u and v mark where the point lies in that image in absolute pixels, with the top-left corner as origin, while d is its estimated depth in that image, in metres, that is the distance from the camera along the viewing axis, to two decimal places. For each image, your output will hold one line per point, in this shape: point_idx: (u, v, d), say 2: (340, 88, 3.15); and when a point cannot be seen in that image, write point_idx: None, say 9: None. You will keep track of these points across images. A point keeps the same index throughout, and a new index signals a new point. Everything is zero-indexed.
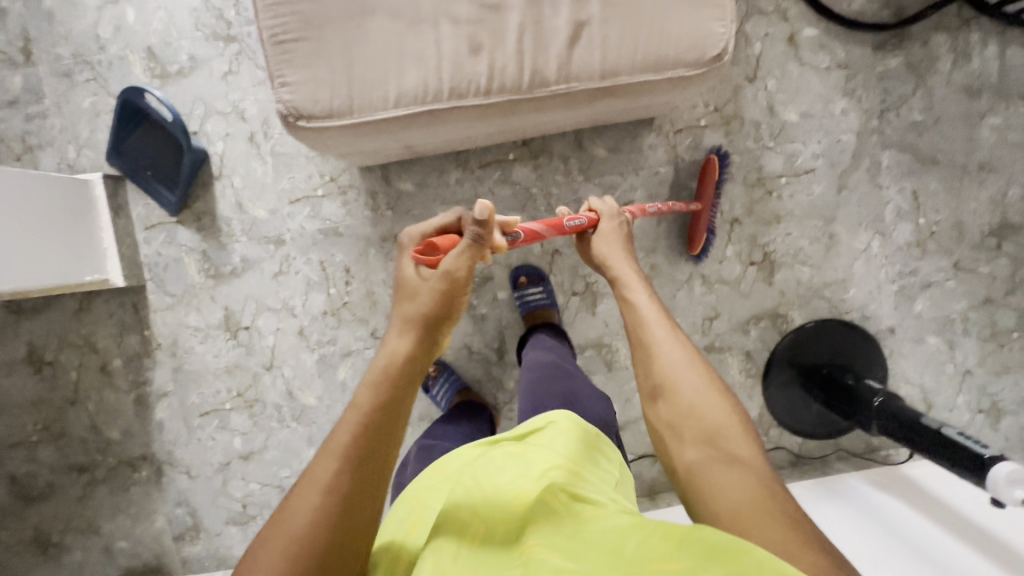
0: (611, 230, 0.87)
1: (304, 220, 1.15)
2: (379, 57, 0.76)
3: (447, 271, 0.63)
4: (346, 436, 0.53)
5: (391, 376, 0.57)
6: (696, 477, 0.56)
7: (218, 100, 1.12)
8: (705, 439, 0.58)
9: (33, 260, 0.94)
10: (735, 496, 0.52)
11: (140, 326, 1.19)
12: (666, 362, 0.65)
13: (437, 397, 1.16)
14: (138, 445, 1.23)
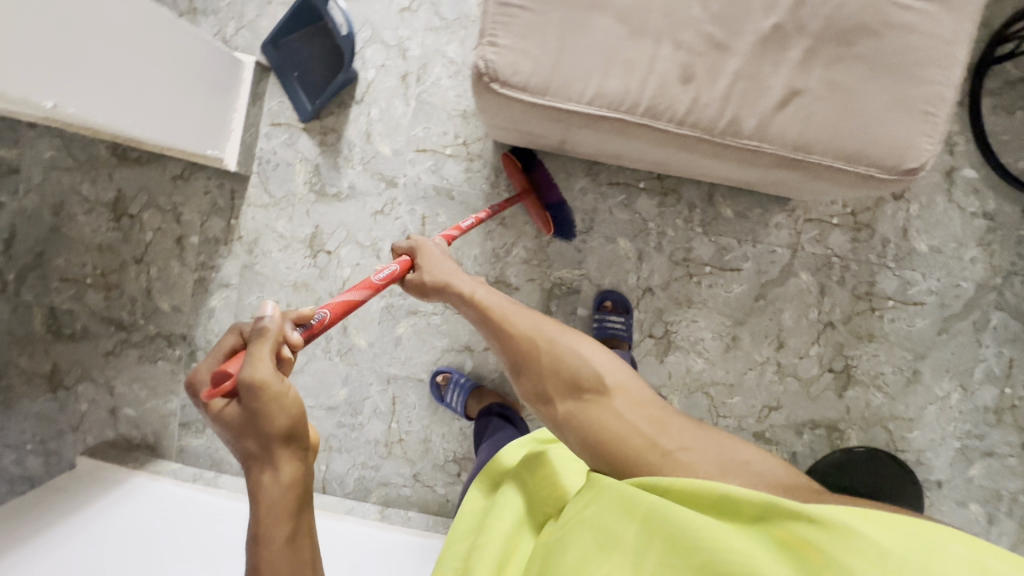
0: (434, 253, 0.88)
1: (422, 172, 1.15)
2: (591, 51, 0.76)
3: (249, 384, 0.52)
4: (273, 556, 0.51)
5: (273, 495, 0.52)
6: (541, 372, 0.69)
7: (386, 31, 1.13)
8: (564, 378, 0.67)
9: (179, 118, 0.94)
10: (579, 371, 0.67)
11: (229, 213, 1.19)
12: (502, 319, 0.75)
13: (449, 402, 1.17)
14: (182, 323, 1.22)
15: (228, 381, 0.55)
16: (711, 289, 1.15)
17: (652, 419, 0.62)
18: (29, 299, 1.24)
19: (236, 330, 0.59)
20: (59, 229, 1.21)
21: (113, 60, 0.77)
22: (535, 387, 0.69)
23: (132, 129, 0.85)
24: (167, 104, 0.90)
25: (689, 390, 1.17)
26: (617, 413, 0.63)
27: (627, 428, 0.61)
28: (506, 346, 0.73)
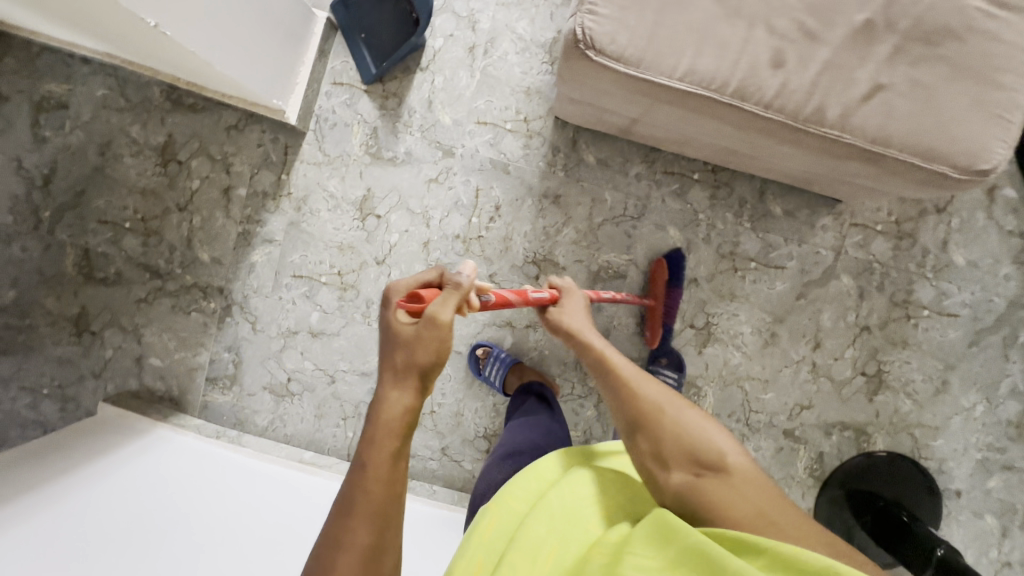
0: (574, 305, 0.83)
1: (481, 144, 1.16)
2: (687, 28, 0.77)
3: (432, 316, 0.51)
4: (378, 465, 0.49)
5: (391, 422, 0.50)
6: (659, 433, 0.60)
7: (459, 3, 1.14)
8: (688, 446, 0.59)
9: (261, 66, 0.97)
10: (703, 443, 0.59)
11: (281, 168, 1.18)
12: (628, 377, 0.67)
13: (488, 376, 1.17)
14: (220, 276, 1.21)
15: (416, 304, 0.55)
16: (754, 285, 1.17)
17: (778, 505, 0.54)
18: (63, 239, 1.20)
19: (439, 271, 0.60)
20: (104, 169, 1.20)
21: (226, 18, 0.82)
22: (648, 446, 0.60)
23: (218, 62, 0.85)
24: (249, 43, 0.91)
25: (724, 382, 1.18)
26: (741, 494, 0.54)
27: (748, 508, 0.53)
28: (622, 400, 0.65)
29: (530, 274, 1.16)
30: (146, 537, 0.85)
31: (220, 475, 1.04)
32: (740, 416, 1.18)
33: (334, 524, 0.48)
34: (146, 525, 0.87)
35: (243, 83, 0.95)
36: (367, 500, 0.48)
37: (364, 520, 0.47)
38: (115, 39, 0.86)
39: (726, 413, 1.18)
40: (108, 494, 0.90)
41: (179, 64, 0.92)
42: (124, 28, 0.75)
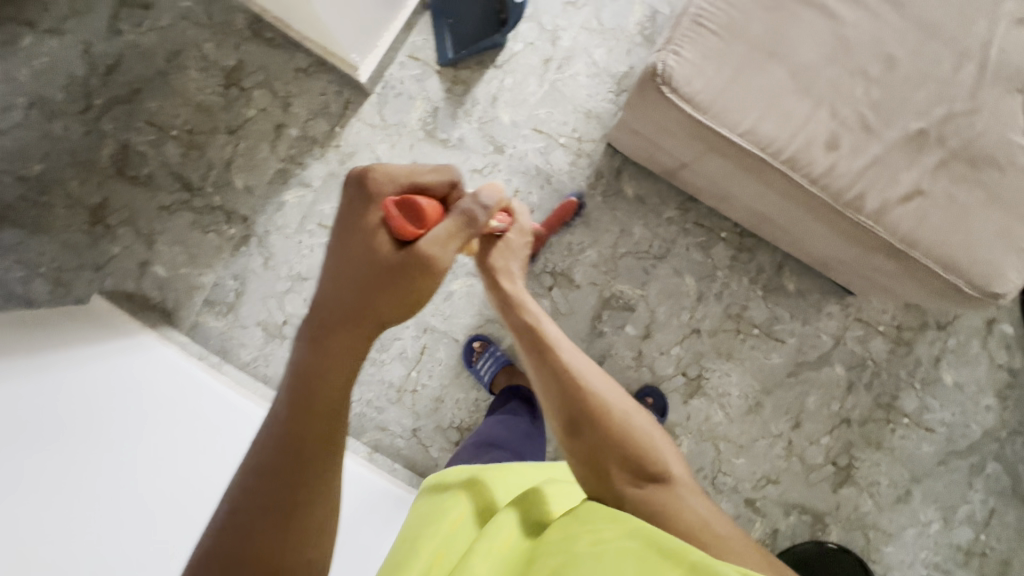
0: (518, 243, 0.75)
1: (531, 150, 1.20)
2: (757, 91, 0.83)
3: (423, 253, 0.55)
4: (315, 424, 0.53)
5: (342, 367, 0.54)
6: (605, 438, 0.60)
7: (546, 16, 1.20)
8: (633, 459, 0.59)
9: (352, 26, 1.03)
10: (648, 452, 0.60)
11: (337, 120, 1.21)
12: (568, 362, 0.64)
13: (479, 370, 1.19)
14: (248, 205, 1.22)
15: (411, 225, 0.55)
16: (751, 351, 1.20)
17: (713, 512, 0.59)
18: (107, 129, 1.22)
19: (450, 179, 0.60)
20: (167, 75, 1.22)
21: None
22: (589, 450, 0.60)
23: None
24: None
25: (701, 436, 1.20)
26: (689, 508, 0.57)
27: (695, 519, 0.57)
28: (549, 367, 0.64)
29: (544, 284, 1.19)
30: (99, 437, 0.80)
31: (193, 396, 1.03)
32: (708, 474, 1.20)
33: (271, 492, 0.50)
34: (110, 419, 0.85)
35: (326, 25, 0.97)
36: (303, 454, 0.51)
37: (300, 484, 0.51)
38: None
39: (695, 467, 1.19)
40: (78, 379, 0.89)
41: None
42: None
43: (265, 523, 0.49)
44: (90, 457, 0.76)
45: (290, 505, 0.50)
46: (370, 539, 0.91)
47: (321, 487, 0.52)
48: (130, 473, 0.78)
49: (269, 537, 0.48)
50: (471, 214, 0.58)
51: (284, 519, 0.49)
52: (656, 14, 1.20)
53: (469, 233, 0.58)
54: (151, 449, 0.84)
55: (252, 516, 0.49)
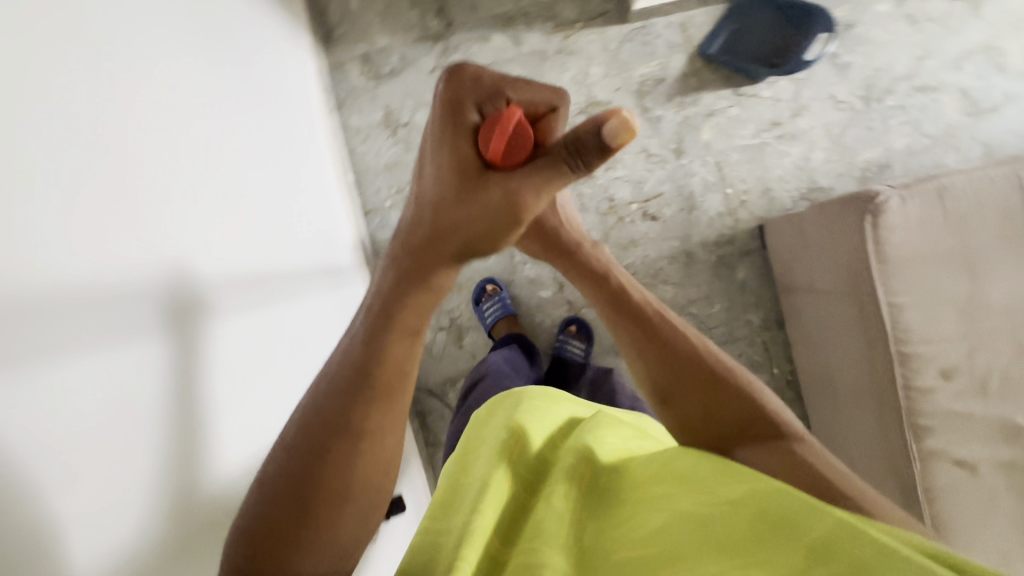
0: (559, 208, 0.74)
1: (702, 176, 1.19)
2: (932, 286, 0.82)
3: (522, 190, 0.50)
4: (395, 352, 0.52)
5: (420, 307, 0.54)
6: (705, 408, 0.64)
7: (810, 90, 1.18)
8: (733, 425, 0.63)
9: None
10: (749, 416, 0.64)
11: (584, 15, 1.20)
12: (648, 345, 0.67)
13: (485, 311, 1.19)
14: (459, 14, 1.21)
15: (498, 148, 0.48)
16: None
17: (828, 464, 0.60)
18: None
19: (539, 92, 0.50)
20: None
21: None
22: (689, 416, 0.64)
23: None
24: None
25: None
26: (800, 463, 0.60)
27: (806, 475, 0.59)
28: (630, 344, 0.68)
29: None
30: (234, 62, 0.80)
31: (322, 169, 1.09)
32: None
33: (342, 406, 0.50)
34: (275, 125, 0.91)
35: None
36: (381, 382, 0.51)
37: (372, 403, 0.51)
38: None
39: None
40: (273, 67, 0.97)
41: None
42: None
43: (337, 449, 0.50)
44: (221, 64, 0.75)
45: (365, 433, 0.51)
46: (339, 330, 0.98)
47: (394, 407, 0.52)
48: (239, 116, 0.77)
49: (347, 444, 0.50)
50: (584, 144, 0.46)
51: (355, 442, 0.50)
52: (888, 167, 1.18)
53: (573, 173, 0.48)
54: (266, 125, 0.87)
55: (314, 443, 0.50)
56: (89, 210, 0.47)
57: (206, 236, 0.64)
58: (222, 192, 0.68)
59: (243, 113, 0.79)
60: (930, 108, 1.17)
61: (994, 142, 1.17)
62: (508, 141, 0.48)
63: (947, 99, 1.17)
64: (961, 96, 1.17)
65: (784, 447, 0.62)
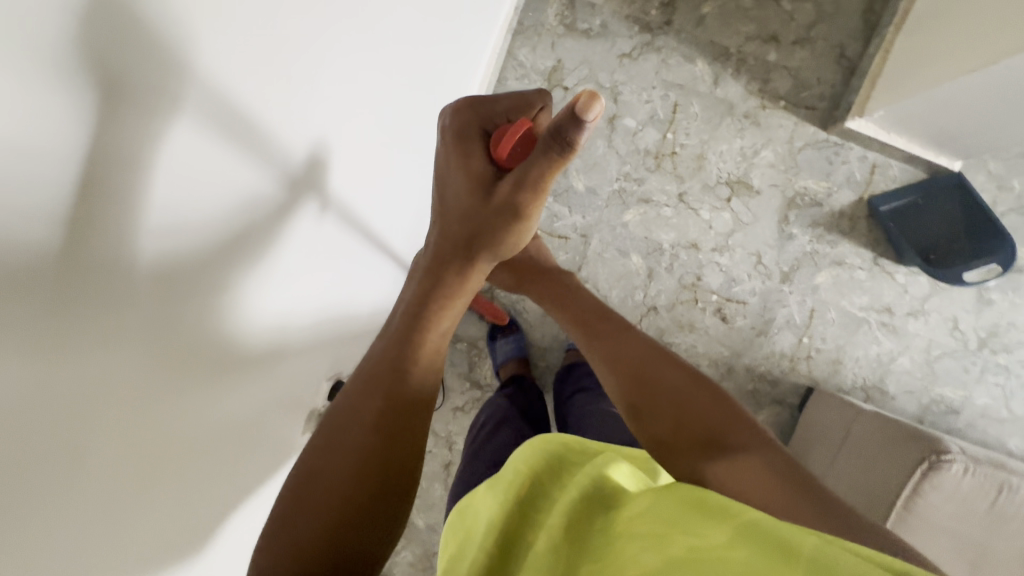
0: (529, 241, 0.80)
1: (791, 311, 1.14)
2: (932, 554, 0.81)
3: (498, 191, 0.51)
4: (386, 352, 0.51)
5: (449, 296, 0.54)
6: (663, 419, 0.56)
7: (940, 302, 1.12)
8: (702, 442, 0.53)
9: (920, 108, 0.95)
10: (708, 420, 0.55)
11: (792, 99, 1.11)
12: (606, 354, 0.63)
13: (497, 348, 1.17)
14: (683, 21, 1.12)
15: (495, 151, 0.52)
16: None
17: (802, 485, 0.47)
18: None
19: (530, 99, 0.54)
20: None
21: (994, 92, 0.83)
22: (660, 432, 0.55)
23: (1000, 65, 0.77)
24: (998, 89, 0.82)
25: None
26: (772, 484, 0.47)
27: (773, 497, 0.46)
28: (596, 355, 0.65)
29: None
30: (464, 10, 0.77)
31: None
32: None
33: (351, 420, 0.47)
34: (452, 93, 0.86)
35: (935, 78, 0.88)
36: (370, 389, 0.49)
37: (372, 413, 0.48)
38: None
39: None
40: (479, 35, 0.91)
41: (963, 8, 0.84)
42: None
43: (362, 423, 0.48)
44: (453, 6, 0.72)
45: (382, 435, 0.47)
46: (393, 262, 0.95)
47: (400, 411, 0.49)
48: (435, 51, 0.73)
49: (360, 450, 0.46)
50: (555, 133, 0.42)
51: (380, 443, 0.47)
52: (955, 413, 1.13)
53: (557, 159, 0.44)
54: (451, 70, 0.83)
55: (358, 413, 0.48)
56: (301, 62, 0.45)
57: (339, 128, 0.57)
58: (376, 101, 0.62)
59: (434, 65, 0.74)
60: None
61: None
62: (513, 146, 0.51)
63: None
64: None
65: (752, 456, 0.50)
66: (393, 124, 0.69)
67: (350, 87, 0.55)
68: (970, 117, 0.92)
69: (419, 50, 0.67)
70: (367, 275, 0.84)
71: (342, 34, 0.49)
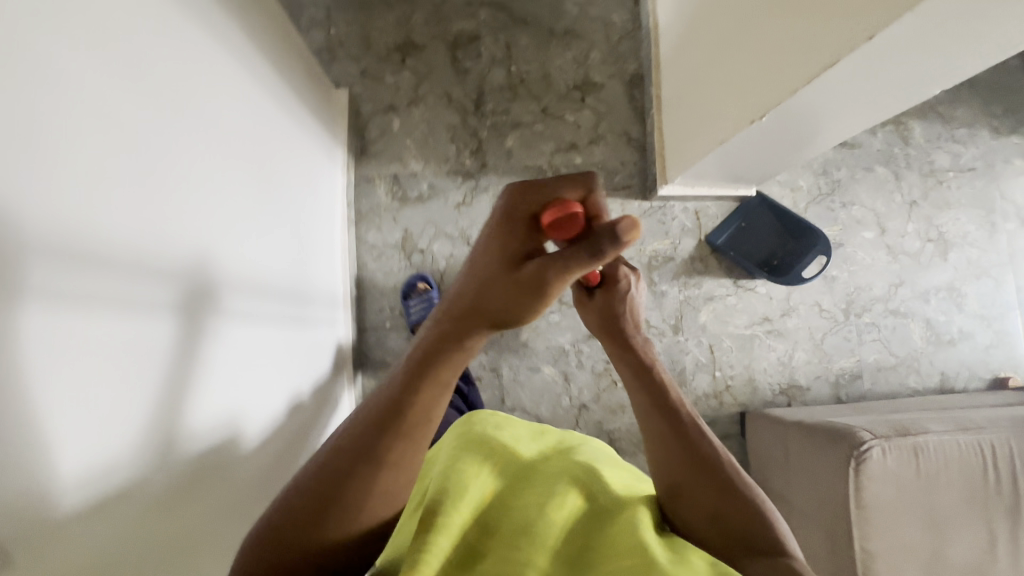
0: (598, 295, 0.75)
1: (694, 353, 1.25)
2: (900, 533, 0.89)
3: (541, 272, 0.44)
4: (377, 406, 0.46)
5: (458, 349, 0.46)
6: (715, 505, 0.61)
7: (801, 295, 1.28)
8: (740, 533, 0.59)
9: (704, 168, 1.13)
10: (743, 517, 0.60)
11: (610, 186, 1.28)
12: (677, 446, 0.65)
13: None
14: (497, 161, 1.26)
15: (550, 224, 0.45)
16: None
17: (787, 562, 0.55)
18: (480, 18, 1.30)
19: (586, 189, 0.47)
20: (554, 34, 1.31)
21: (745, 144, 0.99)
22: (702, 510, 0.61)
23: (732, 136, 0.93)
24: (746, 144, 1.00)
25: None
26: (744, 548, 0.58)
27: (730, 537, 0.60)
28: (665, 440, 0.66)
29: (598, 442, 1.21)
30: (267, 148, 0.81)
31: (331, 260, 1.13)
32: None
33: (320, 494, 0.44)
34: (287, 215, 0.90)
35: (719, 137, 0.98)
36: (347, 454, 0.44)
37: (336, 495, 0.44)
38: (702, 54, 1.01)
39: None
40: (311, 189, 1.03)
41: (717, 78, 0.96)
42: (785, 38, 0.75)
43: (340, 508, 0.44)
44: (255, 149, 0.77)
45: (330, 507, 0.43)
46: (307, 368, 0.97)
47: (343, 490, 0.44)
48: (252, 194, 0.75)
49: (312, 525, 0.43)
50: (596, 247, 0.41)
51: (326, 514, 0.43)
52: (858, 378, 1.27)
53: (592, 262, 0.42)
54: (279, 198, 0.86)
55: (322, 483, 0.44)
56: (151, 196, 0.53)
57: (172, 260, 0.56)
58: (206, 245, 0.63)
59: (254, 203, 0.76)
60: (899, 330, 1.29)
61: (949, 373, 1.29)
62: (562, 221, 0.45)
63: (914, 325, 1.30)
64: (925, 325, 1.30)
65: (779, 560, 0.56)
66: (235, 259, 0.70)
67: (172, 224, 0.56)
68: (741, 162, 1.10)
69: (229, 197, 0.69)
70: (279, 394, 0.84)
71: (154, 175, 0.53)
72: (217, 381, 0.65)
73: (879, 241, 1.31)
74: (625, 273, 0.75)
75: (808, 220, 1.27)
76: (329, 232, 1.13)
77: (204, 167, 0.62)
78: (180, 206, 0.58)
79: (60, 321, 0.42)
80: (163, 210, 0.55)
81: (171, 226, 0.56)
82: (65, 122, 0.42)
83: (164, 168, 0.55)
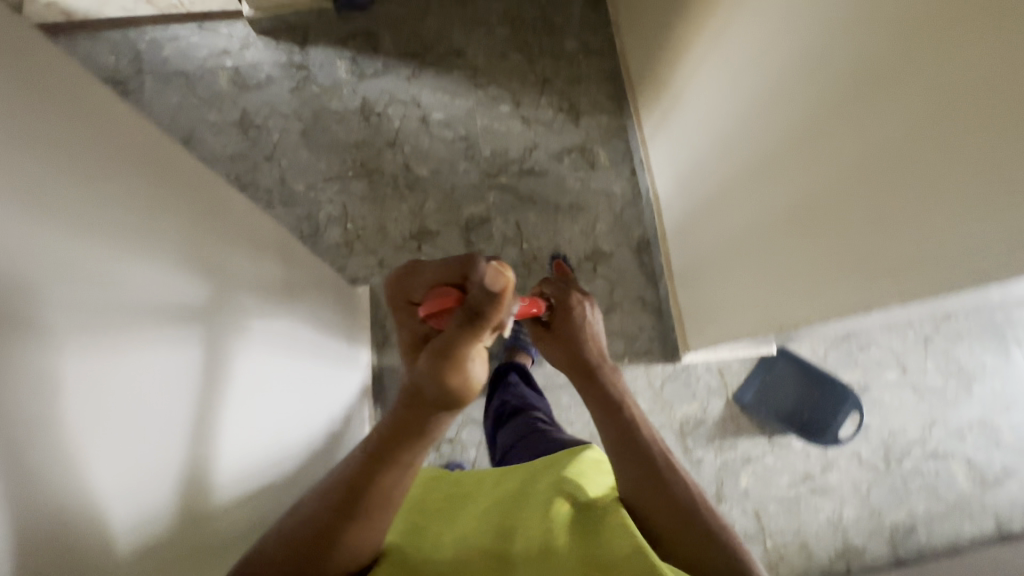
0: (552, 346, 0.81)
1: (741, 522, 1.20)
2: None
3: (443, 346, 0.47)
4: (347, 474, 0.54)
5: (398, 420, 0.52)
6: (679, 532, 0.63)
7: (839, 446, 1.26)
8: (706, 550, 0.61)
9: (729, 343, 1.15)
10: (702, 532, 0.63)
11: (633, 352, 1.29)
12: (645, 482, 0.66)
13: None
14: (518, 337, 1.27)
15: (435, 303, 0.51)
16: None
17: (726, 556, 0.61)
18: (490, 200, 1.38)
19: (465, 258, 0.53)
20: (561, 209, 1.38)
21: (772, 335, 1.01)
22: (672, 533, 0.63)
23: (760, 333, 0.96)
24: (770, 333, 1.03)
25: None
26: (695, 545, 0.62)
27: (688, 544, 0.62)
28: (631, 477, 0.66)
29: None
30: (286, 273, 0.84)
31: (342, 380, 1.07)
32: None
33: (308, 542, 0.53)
34: (308, 330, 0.90)
35: (753, 326, 0.97)
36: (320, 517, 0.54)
37: (318, 543, 0.53)
38: (722, 243, 1.06)
39: None
40: (333, 316, 1.05)
41: (746, 272, 0.97)
42: (828, 258, 0.77)
43: (319, 545, 0.53)
44: (276, 279, 0.79)
45: (309, 552, 0.53)
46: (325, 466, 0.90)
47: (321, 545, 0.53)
48: (272, 312, 0.76)
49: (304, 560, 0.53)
50: (473, 309, 0.47)
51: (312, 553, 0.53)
52: (913, 531, 1.22)
53: (482, 325, 0.48)
54: (297, 311, 0.87)
55: (299, 534, 0.53)
56: (176, 278, 0.53)
57: (195, 332, 0.56)
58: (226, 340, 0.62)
59: (275, 312, 0.77)
60: (943, 474, 1.26)
61: (1004, 515, 1.25)
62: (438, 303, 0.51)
63: (956, 467, 1.27)
64: (968, 465, 1.27)
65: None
66: (254, 363, 0.69)
67: (195, 314, 0.56)
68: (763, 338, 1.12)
69: (250, 308, 0.69)
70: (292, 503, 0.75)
71: (177, 267, 0.53)
72: (229, 444, 0.60)
73: (902, 381, 1.32)
74: (577, 299, 0.83)
75: (831, 372, 1.28)
76: (346, 348, 1.12)
77: (224, 270, 0.63)
78: (204, 300, 0.58)
79: (92, 253, 0.41)
80: (187, 293, 0.54)
81: (194, 308, 0.56)
82: (122, 167, 0.46)
83: (189, 266, 0.55)
